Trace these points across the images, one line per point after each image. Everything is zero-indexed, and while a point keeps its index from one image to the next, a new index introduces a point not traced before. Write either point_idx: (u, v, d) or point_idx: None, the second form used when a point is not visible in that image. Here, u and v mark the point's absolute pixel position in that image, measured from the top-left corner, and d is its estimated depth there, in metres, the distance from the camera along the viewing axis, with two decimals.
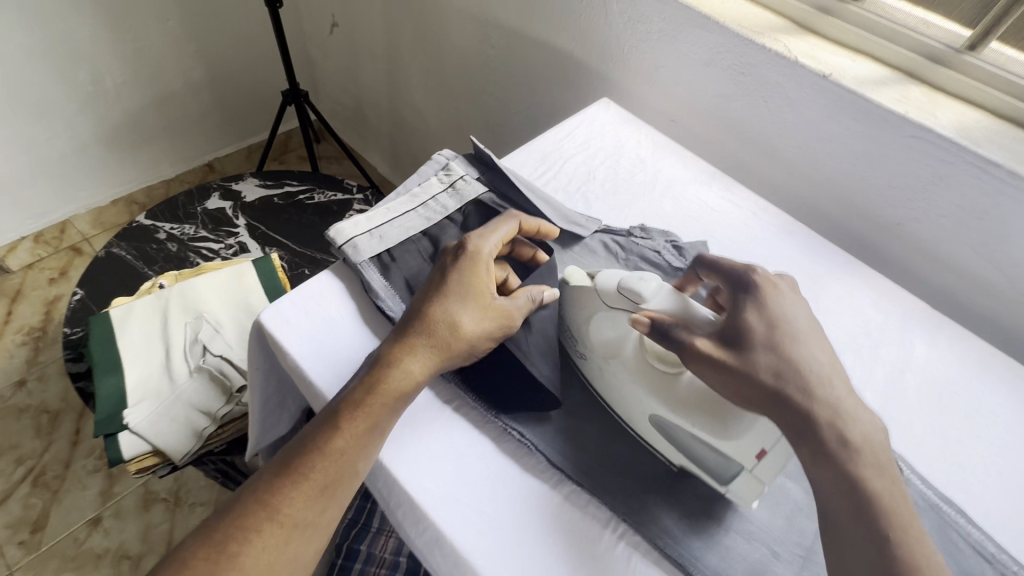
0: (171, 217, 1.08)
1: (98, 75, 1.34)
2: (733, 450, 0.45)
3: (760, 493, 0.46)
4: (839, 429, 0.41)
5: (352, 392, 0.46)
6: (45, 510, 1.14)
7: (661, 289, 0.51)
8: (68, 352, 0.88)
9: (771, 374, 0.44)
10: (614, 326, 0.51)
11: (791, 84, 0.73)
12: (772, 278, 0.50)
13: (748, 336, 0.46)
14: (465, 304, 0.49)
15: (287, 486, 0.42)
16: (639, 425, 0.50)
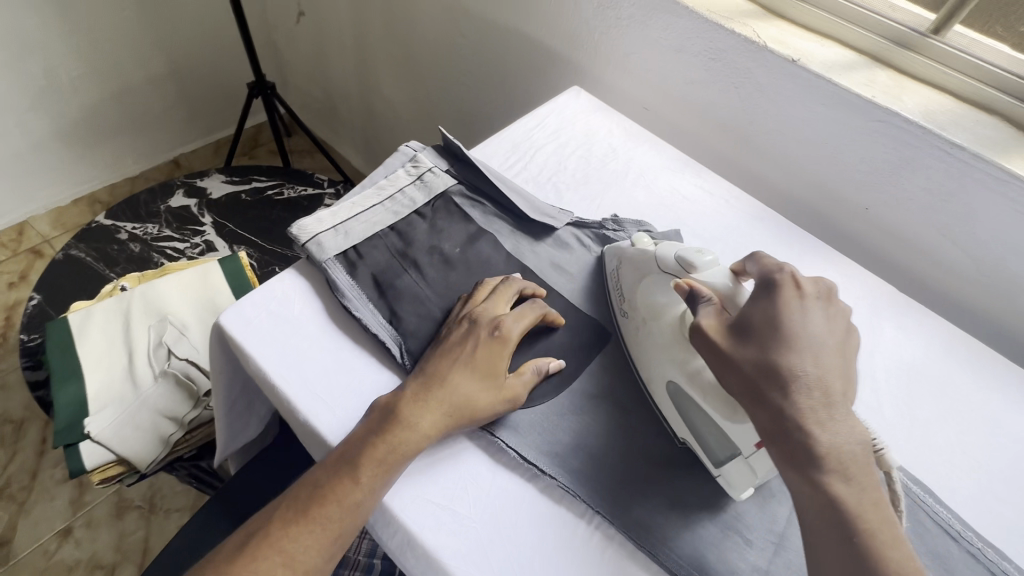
0: (132, 216, 1.04)
1: (51, 69, 1.28)
2: (733, 429, 0.45)
3: (751, 485, 0.46)
4: None
5: (370, 446, 0.44)
6: (12, 523, 1.10)
7: (722, 270, 0.50)
8: (26, 360, 0.84)
9: (754, 370, 0.42)
10: (665, 291, 0.53)
11: (761, 70, 0.73)
12: (799, 282, 0.45)
13: (740, 334, 0.43)
14: (486, 383, 0.48)
15: (298, 533, 0.41)
16: (657, 392, 0.52)
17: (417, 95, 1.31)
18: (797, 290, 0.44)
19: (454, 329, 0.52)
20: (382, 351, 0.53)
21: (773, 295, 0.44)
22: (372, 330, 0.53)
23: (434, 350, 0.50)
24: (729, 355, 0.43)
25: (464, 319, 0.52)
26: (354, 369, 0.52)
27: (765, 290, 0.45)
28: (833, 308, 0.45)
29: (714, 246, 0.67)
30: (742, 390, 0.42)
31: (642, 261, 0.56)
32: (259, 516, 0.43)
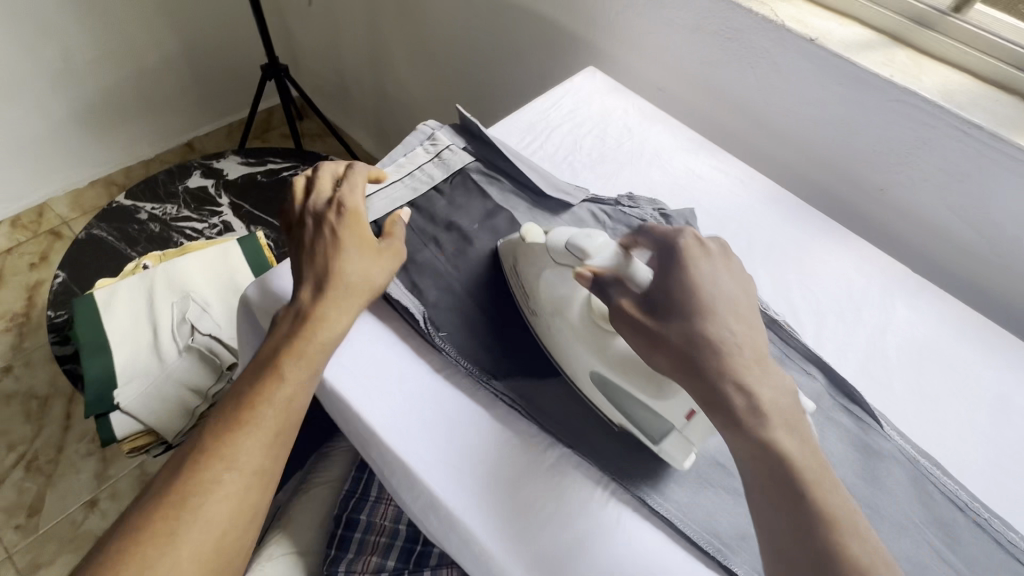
0: (151, 196, 1.05)
1: (67, 51, 1.29)
2: (664, 408, 0.45)
3: (690, 453, 0.46)
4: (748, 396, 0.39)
5: (289, 344, 0.46)
6: (40, 494, 1.14)
7: (611, 246, 0.50)
8: (53, 336, 0.87)
9: (681, 340, 0.42)
10: (563, 281, 0.52)
11: (779, 49, 0.72)
12: (698, 239, 0.46)
13: (660, 304, 0.44)
14: (365, 256, 0.51)
15: (240, 435, 0.41)
16: (582, 381, 0.51)
17: (429, 77, 1.31)
18: (697, 246, 0.46)
19: (309, 229, 0.52)
20: (403, 321, 0.54)
21: (678, 257, 0.45)
22: (393, 301, 0.54)
23: (304, 255, 0.51)
24: (655, 330, 0.43)
25: (310, 214, 0.53)
26: (377, 339, 0.53)
27: (667, 253, 0.46)
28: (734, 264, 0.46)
29: (729, 225, 0.68)
30: (673, 365, 0.42)
31: (537, 250, 0.53)
32: (190, 436, 0.42)
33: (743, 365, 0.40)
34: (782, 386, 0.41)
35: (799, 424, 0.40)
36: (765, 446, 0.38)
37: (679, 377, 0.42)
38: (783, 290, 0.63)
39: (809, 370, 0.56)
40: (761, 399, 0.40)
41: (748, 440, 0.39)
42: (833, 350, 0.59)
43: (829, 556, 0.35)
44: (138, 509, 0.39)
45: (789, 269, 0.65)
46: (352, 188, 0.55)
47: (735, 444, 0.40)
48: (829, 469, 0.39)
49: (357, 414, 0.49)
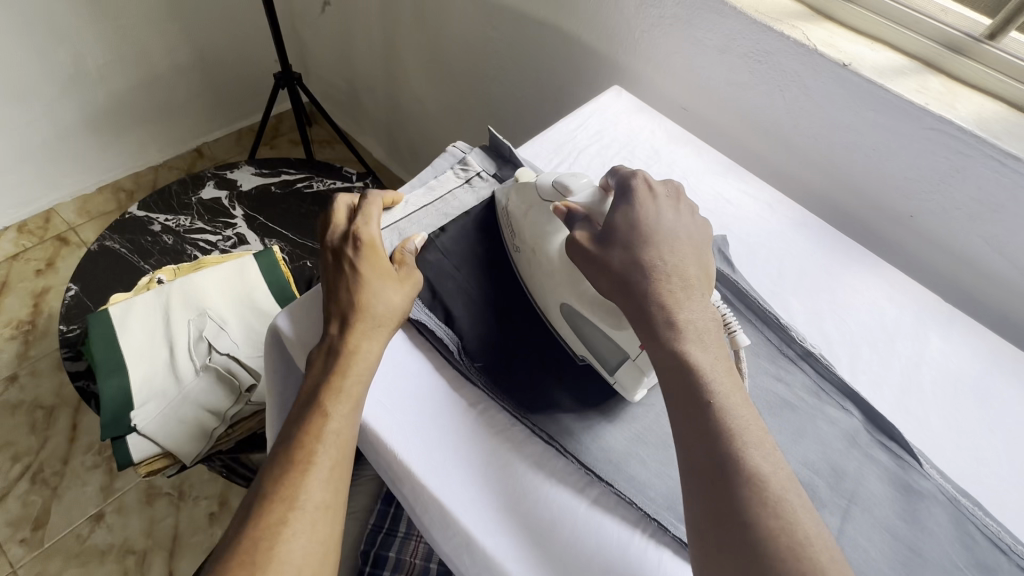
0: (165, 207, 1.04)
1: (78, 57, 1.27)
2: (619, 337, 0.49)
3: (642, 387, 0.50)
4: (670, 314, 0.44)
5: (329, 379, 0.45)
6: (45, 507, 1.12)
7: (594, 187, 0.54)
8: (67, 351, 0.86)
9: (621, 266, 0.47)
10: (546, 220, 0.54)
11: (809, 73, 0.72)
12: (650, 182, 0.51)
13: (608, 233, 0.49)
14: (387, 285, 0.51)
15: (297, 474, 0.41)
16: (552, 314, 0.54)
17: (443, 87, 1.30)
18: (648, 188, 0.51)
19: (328, 265, 0.52)
20: (437, 353, 0.53)
21: (633, 198, 0.50)
22: (427, 332, 0.53)
23: (328, 294, 0.51)
24: (599, 257, 0.48)
25: (328, 250, 0.53)
26: (409, 371, 0.51)
27: (623, 194, 0.51)
28: (682, 204, 0.52)
29: (759, 252, 0.67)
30: (613, 288, 0.47)
31: (523, 191, 0.57)
32: (254, 481, 0.43)
33: (669, 288, 0.45)
34: (705, 311, 0.45)
35: (713, 342, 0.44)
36: (676, 355, 0.43)
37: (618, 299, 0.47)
38: (815, 319, 0.62)
39: (846, 405, 0.55)
40: (680, 317, 0.44)
41: (670, 353, 0.43)
42: (868, 383, 0.58)
43: (728, 459, 0.39)
44: (219, 557, 0.39)
45: (822, 297, 0.64)
46: (366, 218, 0.54)
47: (653, 354, 0.44)
48: (739, 387, 0.43)
49: (393, 453, 0.47)
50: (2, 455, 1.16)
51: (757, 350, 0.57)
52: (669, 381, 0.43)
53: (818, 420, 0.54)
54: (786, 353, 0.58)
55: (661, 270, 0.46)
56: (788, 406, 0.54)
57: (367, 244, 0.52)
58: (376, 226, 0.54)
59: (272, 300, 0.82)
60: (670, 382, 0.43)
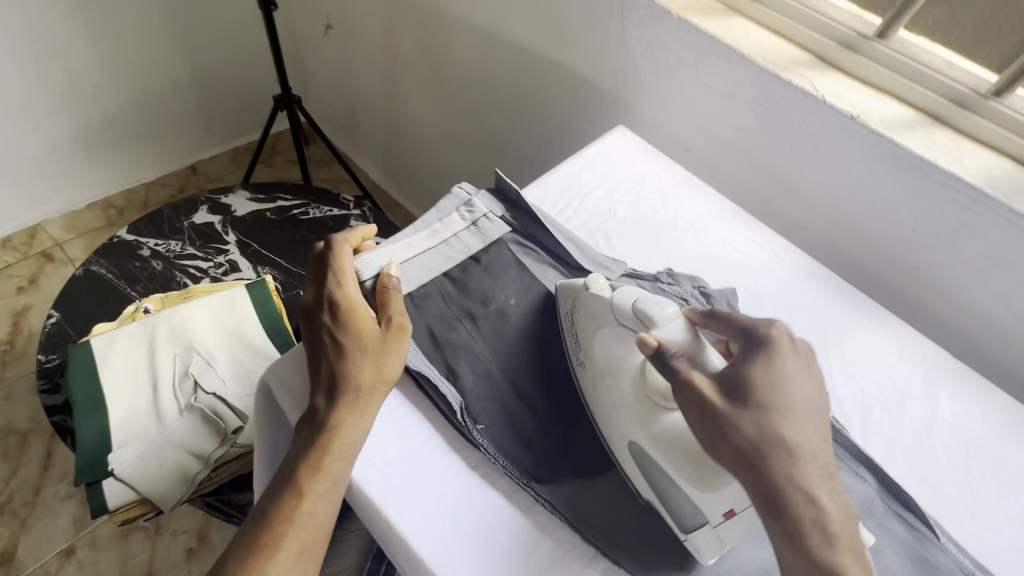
0: (155, 231, 1.01)
1: (73, 73, 1.25)
2: (705, 499, 0.41)
3: (719, 552, 0.43)
4: (815, 516, 0.38)
5: (307, 456, 0.43)
6: (13, 540, 1.07)
7: (681, 320, 0.46)
8: (44, 382, 0.82)
9: (755, 435, 0.39)
10: (621, 343, 0.48)
11: (816, 122, 0.71)
12: (792, 338, 0.44)
13: (736, 390, 0.41)
14: (373, 351, 0.47)
15: (261, 560, 0.40)
16: (617, 448, 0.48)
17: (445, 116, 1.29)
18: (791, 342, 0.44)
19: (311, 336, 0.49)
20: (437, 410, 0.50)
21: (766, 354, 0.43)
22: (430, 390, 0.50)
23: (314, 367, 0.48)
24: (727, 417, 0.40)
25: (310, 320, 0.50)
26: (410, 432, 0.49)
27: (750, 346, 0.44)
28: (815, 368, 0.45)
29: (767, 303, 0.66)
30: (736, 457, 0.39)
31: (602, 304, 0.50)
32: (222, 555, 0.42)
33: (810, 472, 0.39)
34: (846, 508, 0.39)
35: (859, 548, 0.38)
36: (821, 565, 0.36)
37: (743, 471, 0.39)
38: (826, 377, 0.61)
39: (860, 471, 0.53)
40: (830, 515, 0.38)
41: (807, 562, 0.37)
42: (880, 446, 0.57)
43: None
44: None
45: (830, 352, 0.63)
46: (342, 278, 0.51)
47: (786, 556, 0.37)
48: None
49: (388, 523, 0.44)
50: None
51: None
52: None
53: None
54: None
55: (806, 452, 0.39)
56: None
57: (344, 309, 0.48)
58: (353, 287, 0.51)
59: (263, 334, 0.79)
60: None
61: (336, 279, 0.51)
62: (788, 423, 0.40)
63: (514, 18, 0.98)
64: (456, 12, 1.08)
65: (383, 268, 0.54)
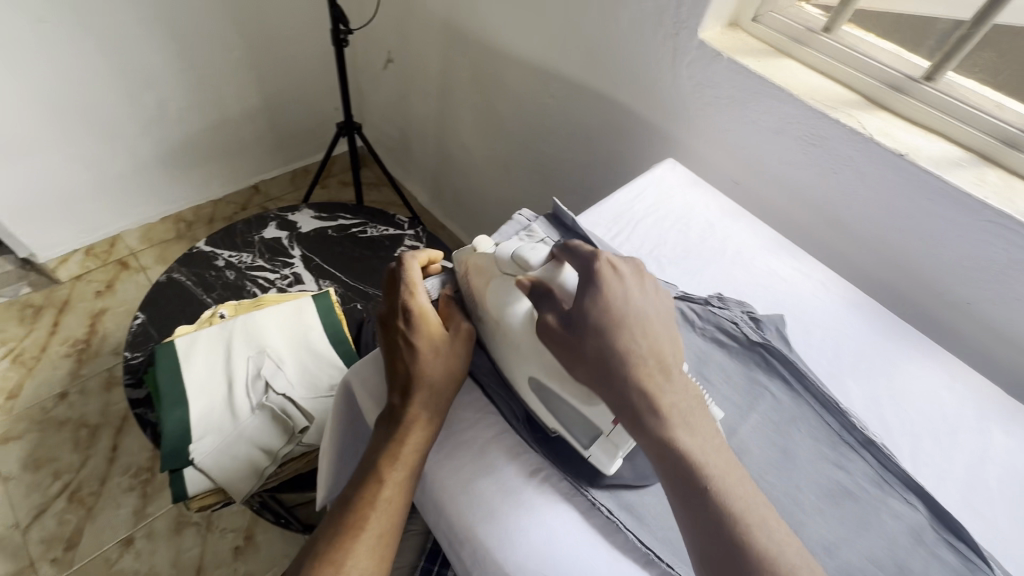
0: (229, 244, 1.10)
1: (162, 100, 1.38)
2: (592, 411, 0.48)
3: (617, 460, 0.49)
4: (654, 402, 0.44)
5: (385, 448, 0.47)
6: (79, 527, 1.14)
7: (546, 258, 0.54)
8: (129, 378, 0.90)
9: (595, 353, 0.46)
10: (505, 290, 0.55)
11: (864, 159, 0.74)
12: (614, 262, 0.51)
13: (576, 314, 0.48)
14: (443, 354, 0.52)
15: (348, 539, 0.44)
16: (518, 385, 0.54)
17: (494, 145, 1.37)
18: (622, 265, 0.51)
19: (384, 339, 0.54)
20: (500, 415, 0.54)
21: (598, 277, 0.49)
22: (493, 396, 0.55)
23: (389, 367, 0.52)
24: (572, 340, 0.47)
25: (384, 325, 0.54)
26: (474, 433, 0.53)
27: (589, 273, 0.50)
28: (646, 282, 0.52)
29: (815, 331, 0.68)
30: (591, 374, 0.46)
31: (484, 259, 0.58)
32: (311, 536, 0.46)
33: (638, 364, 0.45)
34: (686, 392, 0.45)
35: (699, 425, 0.44)
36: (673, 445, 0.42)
37: (594, 382, 0.46)
38: (874, 406, 0.62)
39: (909, 498, 0.53)
40: (661, 400, 0.44)
41: (659, 445, 0.43)
42: (931, 476, 0.57)
43: (737, 548, 0.39)
44: None
45: (879, 382, 0.64)
46: (411, 287, 0.55)
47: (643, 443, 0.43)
48: (735, 468, 0.42)
49: (456, 516, 0.48)
50: (43, 471, 1.19)
51: (816, 435, 0.56)
52: (664, 468, 0.42)
53: (881, 513, 0.52)
54: (845, 439, 0.56)
55: (636, 353, 0.46)
56: (849, 496, 0.52)
57: (416, 316, 0.52)
58: (422, 295, 0.54)
59: (328, 341, 0.85)
60: (665, 470, 0.42)
61: (406, 289, 0.54)
62: (617, 331, 0.46)
63: (568, 56, 1.04)
64: (513, 51, 1.15)
65: (441, 291, 0.60)
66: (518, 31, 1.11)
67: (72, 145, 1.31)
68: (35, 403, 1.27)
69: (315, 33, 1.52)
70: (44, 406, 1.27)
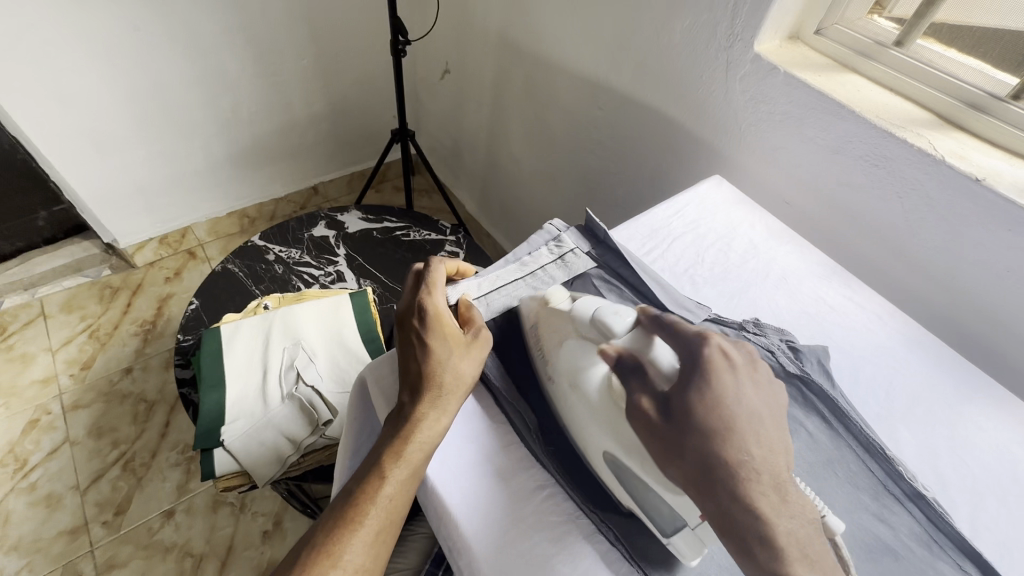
0: (281, 239, 1.16)
1: (236, 102, 1.48)
2: (678, 502, 0.43)
3: (700, 553, 0.43)
4: (766, 523, 0.41)
5: (391, 445, 0.47)
6: (129, 495, 1.22)
7: (634, 323, 0.52)
8: (178, 358, 0.96)
9: (700, 458, 0.43)
10: (582, 353, 0.51)
11: (934, 182, 0.67)
12: (725, 351, 0.49)
13: (678, 411, 0.45)
14: (455, 354, 0.51)
15: (345, 532, 0.44)
16: (593, 457, 0.48)
17: (542, 156, 1.37)
18: (725, 359, 0.49)
19: (399, 339, 0.54)
20: (512, 429, 0.53)
21: (708, 374, 0.47)
22: (507, 409, 0.54)
23: (402, 367, 0.52)
24: (673, 438, 0.44)
25: (400, 325, 0.54)
26: (484, 440, 0.52)
27: (696, 365, 0.48)
28: (757, 377, 0.50)
29: (865, 367, 0.62)
30: (691, 479, 0.43)
31: (559, 320, 0.54)
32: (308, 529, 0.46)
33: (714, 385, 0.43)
34: (801, 515, 0.42)
35: (816, 555, 0.41)
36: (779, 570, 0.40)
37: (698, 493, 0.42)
38: (929, 456, 0.55)
39: (962, 564, 0.47)
40: (776, 529, 0.41)
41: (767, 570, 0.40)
42: (994, 543, 0.50)
43: None
44: None
45: (937, 430, 0.57)
46: (428, 291, 0.55)
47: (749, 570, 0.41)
48: None
49: (457, 524, 0.47)
50: (104, 439, 1.29)
51: (856, 482, 0.50)
52: None
53: None
54: (891, 490, 0.51)
55: (748, 467, 0.43)
56: (891, 553, 0.46)
57: (430, 316, 0.52)
58: (439, 298, 0.55)
59: (359, 338, 0.87)
60: None
61: (424, 292, 0.55)
62: (732, 437, 0.44)
63: (618, 68, 1.02)
64: (563, 64, 1.16)
65: (462, 297, 0.59)
66: (570, 43, 1.11)
67: (155, 142, 1.43)
68: (104, 375, 1.38)
69: (379, 44, 1.60)
70: (111, 378, 1.38)
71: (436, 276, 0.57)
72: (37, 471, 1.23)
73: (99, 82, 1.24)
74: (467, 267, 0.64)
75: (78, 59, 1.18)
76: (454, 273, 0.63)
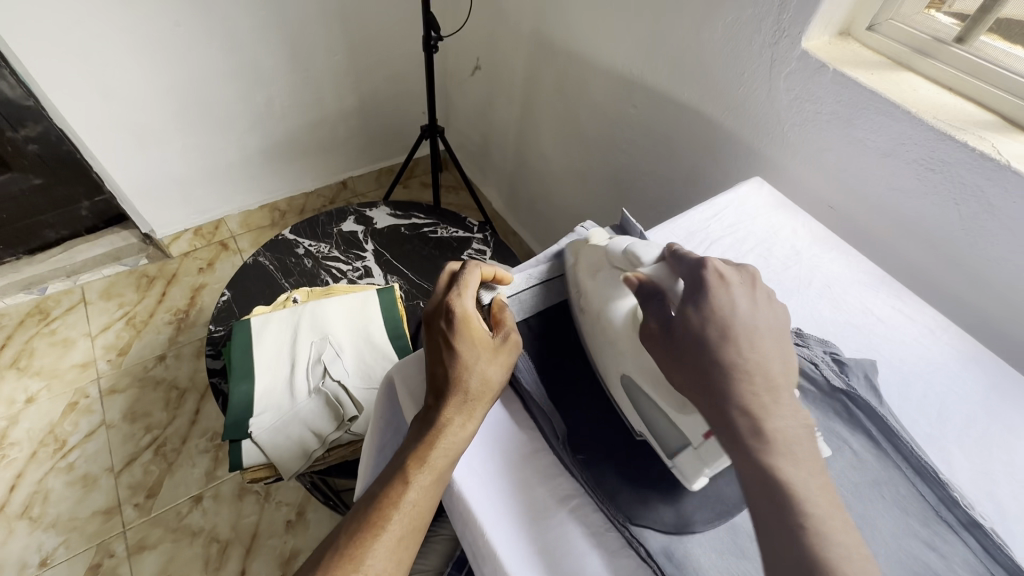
0: (310, 234, 1.17)
1: (270, 97, 1.50)
2: (682, 421, 0.46)
3: (701, 476, 0.45)
4: (756, 421, 0.40)
5: (416, 450, 0.46)
6: (159, 479, 1.25)
7: (658, 253, 0.53)
8: (210, 348, 0.98)
9: (696, 363, 0.43)
10: (611, 285, 0.54)
11: (996, 189, 0.63)
12: (722, 271, 0.46)
13: (679, 326, 0.45)
14: (484, 359, 0.50)
15: (368, 537, 0.43)
16: (613, 386, 0.52)
17: (572, 153, 1.35)
18: (721, 280, 0.46)
19: (426, 339, 0.53)
20: (539, 434, 0.52)
21: (703, 291, 0.45)
22: (536, 414, 0.52)
23: (429, 368, 0.51)
24: (676, 350, 0.44)
25: (428, 323, 0.53)
26: (511, 444, 0.51)
27: (693, 284, 0.46)
28: (757, 292, 0.47)
29: (918, 385, 0.58)
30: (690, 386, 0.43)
31: (593, 255, 0.57)
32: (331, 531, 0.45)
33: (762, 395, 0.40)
34: (796, 416, 0.41)
35: (808, 458, 0.40)
36: (768, 467, 0.39)
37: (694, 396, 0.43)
38: (986, 483, 0.51)
39: None
40: (767, 425, 0.40)
41: (757, 467, 0.39)
42: None
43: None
44: None
45: (996, 455, 0.54)
46: (459, 290, 0.53)
47: (739, 464, 0.40)
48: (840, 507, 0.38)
49: (482, 532, 0.45)
50: (137, 424, 1.33)
51: (905, 507, 0.47)
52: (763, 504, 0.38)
53: None
54: (942, 517, 0.47)
55: (740, 368, 0.42)
56: None
57: (459, 319, 0.51)
58: (470, 299, 0.53)
59: (386, 334, 0.87)
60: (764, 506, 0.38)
61: (455, 290, 0.53)
62: (728, 343, 0.43)
63: (654, 65, 1.00)
64: (596, 60, 1.13)
65: (496, 297, 0.56)
66: (605, 39, 1.08)
67: (191, 135, 1.46)
68: (139, 362, 1.43)
69: (410, 40, 1.60)
70: (146, 365, 1.42)
71: (470, 273, 0.55)
72: (75, 452, 1.28)
73: (139, 75, 1.27)
74: (508, 275, 0.59)
75: (119, 53, 1.21)
76: (492, 277, 0.58)
